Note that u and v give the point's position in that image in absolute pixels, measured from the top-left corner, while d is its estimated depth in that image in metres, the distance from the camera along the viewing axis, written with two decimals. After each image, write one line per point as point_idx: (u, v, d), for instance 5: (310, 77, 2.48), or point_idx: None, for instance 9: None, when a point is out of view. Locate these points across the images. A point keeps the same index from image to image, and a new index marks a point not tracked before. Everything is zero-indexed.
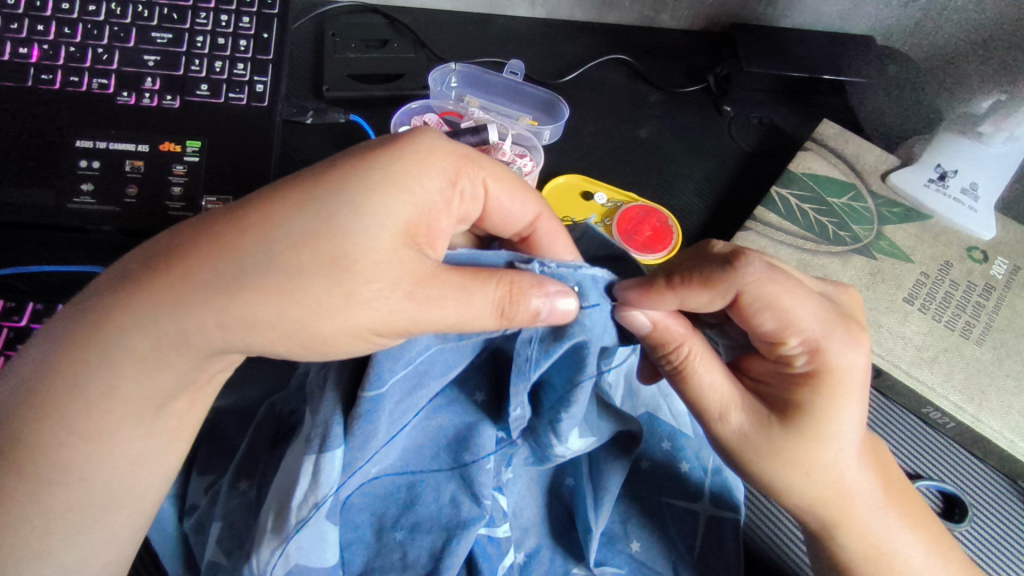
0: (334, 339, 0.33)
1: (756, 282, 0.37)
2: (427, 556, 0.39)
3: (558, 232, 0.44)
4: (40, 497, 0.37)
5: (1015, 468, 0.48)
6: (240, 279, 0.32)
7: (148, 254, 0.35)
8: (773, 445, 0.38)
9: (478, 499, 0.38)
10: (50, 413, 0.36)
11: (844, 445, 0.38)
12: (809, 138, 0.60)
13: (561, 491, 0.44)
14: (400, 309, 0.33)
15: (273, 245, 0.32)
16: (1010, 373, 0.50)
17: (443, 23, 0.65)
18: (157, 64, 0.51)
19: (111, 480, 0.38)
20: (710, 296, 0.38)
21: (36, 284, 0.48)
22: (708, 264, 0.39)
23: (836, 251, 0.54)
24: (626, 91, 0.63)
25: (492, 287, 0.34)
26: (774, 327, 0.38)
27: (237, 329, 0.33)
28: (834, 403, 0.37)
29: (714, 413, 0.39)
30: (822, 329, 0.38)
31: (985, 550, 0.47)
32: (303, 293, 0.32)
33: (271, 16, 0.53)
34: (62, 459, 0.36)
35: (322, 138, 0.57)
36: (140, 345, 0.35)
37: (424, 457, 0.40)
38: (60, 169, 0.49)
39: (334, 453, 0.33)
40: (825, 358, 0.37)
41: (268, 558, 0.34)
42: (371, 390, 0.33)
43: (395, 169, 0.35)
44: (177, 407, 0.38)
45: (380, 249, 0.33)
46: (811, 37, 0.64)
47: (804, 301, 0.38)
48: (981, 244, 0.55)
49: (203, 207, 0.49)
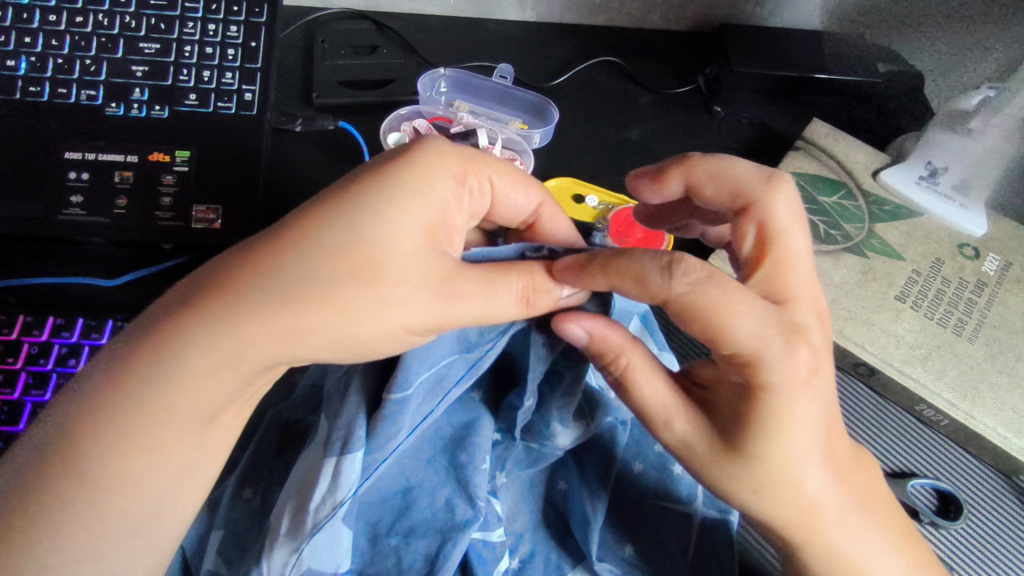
0: (373, 341, 0.34)
1: (689, 290, 0.33)
2: (422, 562, 0.38)
3: (560, 215, 0.44)
4: (99, 506, 0.36)
5: (1010, 465, 0.49)
6: (284, 296, 0.33)
7: (199, 282, 0.35)
8: (717, 461, 0.36)
9: (473, 501, 0.38)
10: (95, 428, 0.35)
11: (797, 460, 0.34)
12: (799, 137, 0.60)
13: (554, 497, 0.44)
14: (431, 305, 0.34)
15: (312, 259, 0.33)
16: (1002, 369, 0.49)
17: (432, 28, 0.64)
18: (145, 74, 0.51)
19: (162, 486, 0.37)
20: (639, 293, 0.35)
21: (27, 297, 0.48)
22: (640, 259, 0.34)
23: (826, 250, 0.54)
24: (616, 92, 0.63)
25: (513, 279, 0.35)
26: (707, 336, 0.34)
27: (287, 340, 0.34)
28: (778, 416, 0.34)
29: (657, 422, 0.37)
30: (758, 338, 0.34)
31: (978, 549, 0.47)
32: (340, 302, 0.33)
33: (259, 25, 0.53)
34: (123, 466, 0.35)
35: (312, 146, 0.57)
36: (198, 364, 0.34)
37: (420, 461, 0.39)
38: (51, 181, 0.49)
39: (355, 455, 0.33)
40: (759, 373, 0.34)
41: (283, 561, 0.33)
42: (396, 391, 0.33)
43: (408, 177, 0.36)
44: (225, 419, 0.37)
45: (406, 253, 0.34)
46: (801, 36, 0.64)
47: (746, 308, 0.34)
48: (972, 240, 0.55)
49: (193, 217, 0.50)
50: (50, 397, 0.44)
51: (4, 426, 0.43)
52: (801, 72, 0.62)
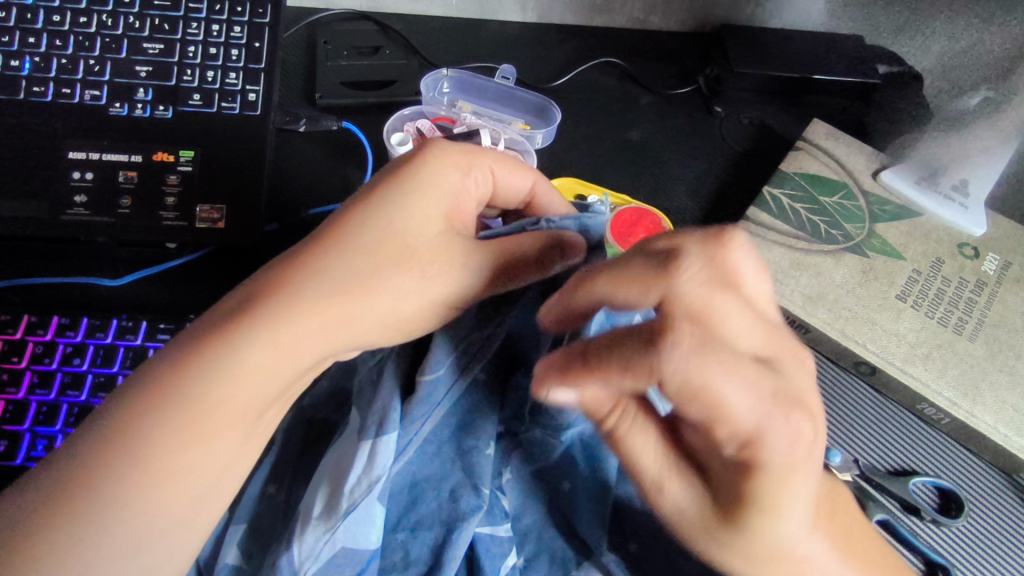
0: (415, 319, 0.37)
1: (678, 373, 0.27)
2: (428, 554, 0.39)
3: (554, 192, 0.46)
4: (147, 498, 0.34)
5: (1010, 463, 0.49)
6: (329, 285, 0.36)
7: (244, 294, 0.37)
8: (712, 534, 0.33)
9: (479, 489, 0.38)
10: (149, 419, 0.34)
11: (790, 525, 0.31)
12: (800, 137, 0.60)
13: (558, 500, 0.42)
14: (462, 281, 0.38)
15: (353, 254, 0.37)
16: (1003, 367, 0.50)
17: (434, 29, 0.65)
18: (149, 74, 0.51)
19: (209, 479, 0.35)
20: (632, 381, 0.29)
21: (31, 297, 0.48)
22: (630, 343, 0.29)
23: (828, 250, 0.54)
24: (617, 92, 0.64)
25: (523, 249, 0.39)
26: (707, 418, 0.28)
27: (338, 326, 0.36)
28: (783, 490, 0.29)
29: (651, 487, 0.35)
30: (757, 414, 0.28)
31: (978, 547, 0.48)
32: (382, 286, 0.37)
33: (262, 25, 0.53)
34: (183, 461, 0.34)
35: (316, 146, 0.57)
36: (256, 361, 0.35)
37: (428, 455, 0.39)
38: (56, 181, 0.49)
39: (391, 435, 0.35)
40: (758, 454, 0.28)
41: (314, 542, 0.35)
42: (429, 373, 0.36)
43: (422, 175, 0.40)
44: (271, 414, 0.37)
45: (433, 242, 0.38)
46: (801, 37, 0.65)
47: (742, 381, 0.27)
48: (971, 240, 0.55)
49: (197, 217, 0.50)
50: (55, 397, 0.44)
51: (9, 425, 0.43)
52: (802, 73, 0.62)
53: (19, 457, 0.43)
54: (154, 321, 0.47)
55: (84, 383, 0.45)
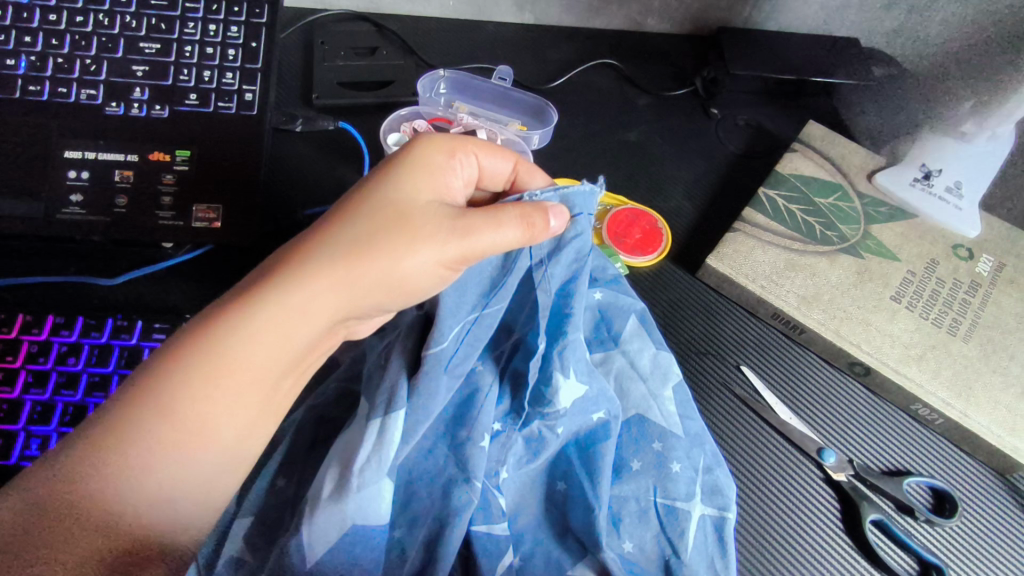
0: (416, 281, 0.37)
1: None
2: (421, 551, 0.39)
3: (536, 171, 0.46)
4: (175, 458, 0.34)
5: (1004, 463, 0.49)
6: (330, 251, 0.36)
7: (255, 271, 0.38)
8: None
9: (471, 482, 0.38)
10: (167, 378, 0.34)
11: None
12: (796, 138, 0.60)
13: (555, 496, 0.43)
14: (451, 240, 0.37)
15: (353, 222, 0.37)
16: (996, 369, 0.50)
17: (432, 30, 0.65)
18: (146, 74, 0.51)
19: (232, 439, 0.36)
20: None
21: (26, 297, 0.48)
22: None
23: (823, 251, 0.54)
24: (614, 94, 0.64)
25: (508, 209, 0.38)
26: None
27: (343, 287, 0.36)
28: None
29: None
30: None
31: (973, 547, 0.48)
32: (381, 248, 0.36)
33: (259, 25, 0.53)
34: (201, 415, 0.34)
35: (314, 147, 0.57)
36: (268, 318, 0.35)
37: (422, 451, 0.39)
38: (52, 180, 0.49)
39: (398, 412, 0.36)
40: None
41: (324, 522, 0.36)
42: (433, 346, 0.37)
43: (414, 156, 0.40)
44: (287, 385, 0.38)
45: (427, 210, 0.38)
46: (797, 40, 0.65)
47: None
48: (965, 241, 0.55)
49: (193, 216, 0.50)
50: (50, 396, 0.44)
51: (4, 424, 0.43)
52: (800, 75, 0.63)
53: (13, 456, 0.42)
54: (149, 321, 0.47)
55: (78, 383, 0.44)
